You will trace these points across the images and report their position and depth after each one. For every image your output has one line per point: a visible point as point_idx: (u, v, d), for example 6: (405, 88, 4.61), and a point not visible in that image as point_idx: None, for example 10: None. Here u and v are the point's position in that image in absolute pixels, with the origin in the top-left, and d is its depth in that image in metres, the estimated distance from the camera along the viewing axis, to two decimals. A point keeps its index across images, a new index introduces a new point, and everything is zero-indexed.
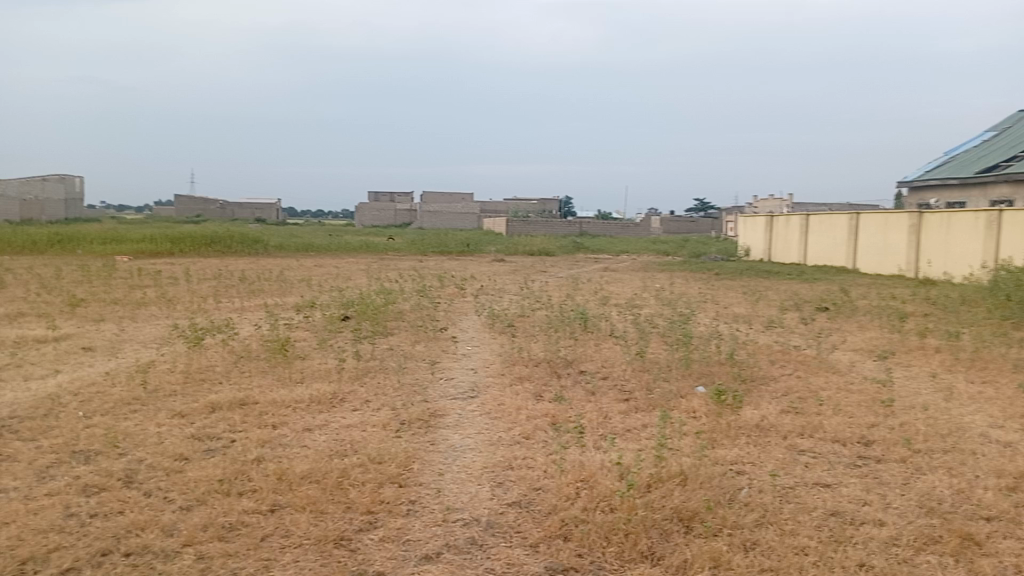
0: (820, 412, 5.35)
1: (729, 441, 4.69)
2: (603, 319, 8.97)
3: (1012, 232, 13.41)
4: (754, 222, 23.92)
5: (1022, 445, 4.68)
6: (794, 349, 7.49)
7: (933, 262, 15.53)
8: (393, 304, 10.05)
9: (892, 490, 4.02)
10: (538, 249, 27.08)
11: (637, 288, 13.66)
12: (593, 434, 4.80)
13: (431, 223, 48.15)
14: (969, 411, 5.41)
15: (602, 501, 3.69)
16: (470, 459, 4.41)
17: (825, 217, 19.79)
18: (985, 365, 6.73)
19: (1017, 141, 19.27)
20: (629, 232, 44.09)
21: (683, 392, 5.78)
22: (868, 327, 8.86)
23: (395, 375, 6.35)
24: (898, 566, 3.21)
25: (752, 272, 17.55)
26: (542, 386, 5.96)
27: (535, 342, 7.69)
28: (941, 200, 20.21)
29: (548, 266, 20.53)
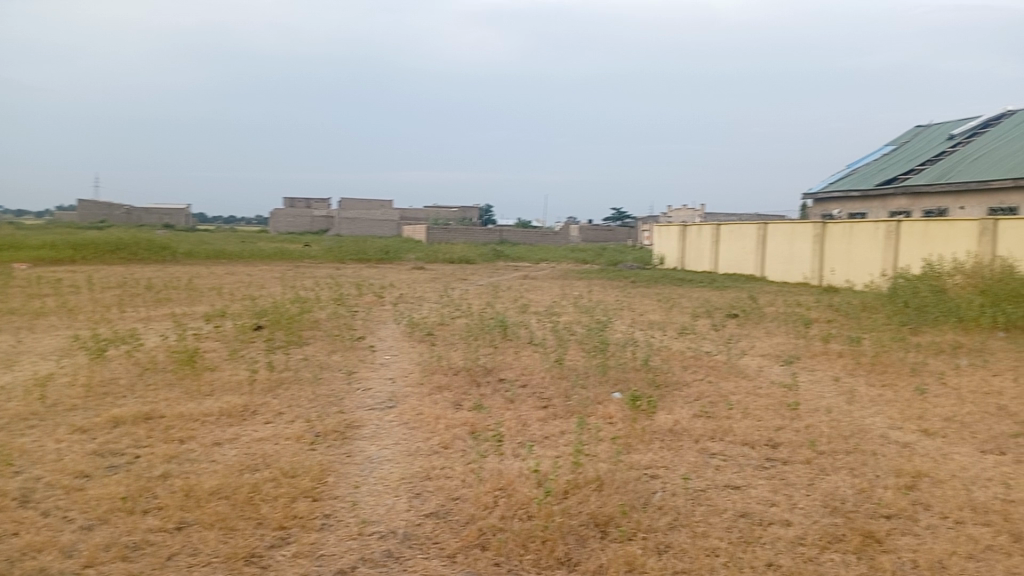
0: (730, 416, 5.51)
1: (643, 446, 4.78)
2: (522, 326, 9.02)
3: (909, 242, 14.16)
4: (668, 232, 24.51)
5: (918, 445, 4.93)
6: (707, 355, 7.71)
7: (836, 270, 16.26)
8: (309, 313, 9.86)
9: (797, 491, 4.17)
10: (458, 257, 27.06)
11: (556, 295, 13.81)
12: (511, 441, 4.80)
13: (349, 230, 47.45)
14: (870, 413, 5.68)
15: (519, 509, 3.69)
16: (387, 471, 4.36)
17: (736, 226, 20.46)
18: (884, 369, 7.08)
19: (913, 156, 20.39)
20: (549, 240, 44.55)
21: (599, 398, 5.86)
22: (776, 333, 9.20)
23: (311, 386, 6.21)
24: (804, 564, 3.33)
25: (667, 280, 17.98)
26: (460, 395, 5.94)
27: (454, 350, 7.66)
28: (843, 211, 21.19)
29: (467, 274, 20.50)
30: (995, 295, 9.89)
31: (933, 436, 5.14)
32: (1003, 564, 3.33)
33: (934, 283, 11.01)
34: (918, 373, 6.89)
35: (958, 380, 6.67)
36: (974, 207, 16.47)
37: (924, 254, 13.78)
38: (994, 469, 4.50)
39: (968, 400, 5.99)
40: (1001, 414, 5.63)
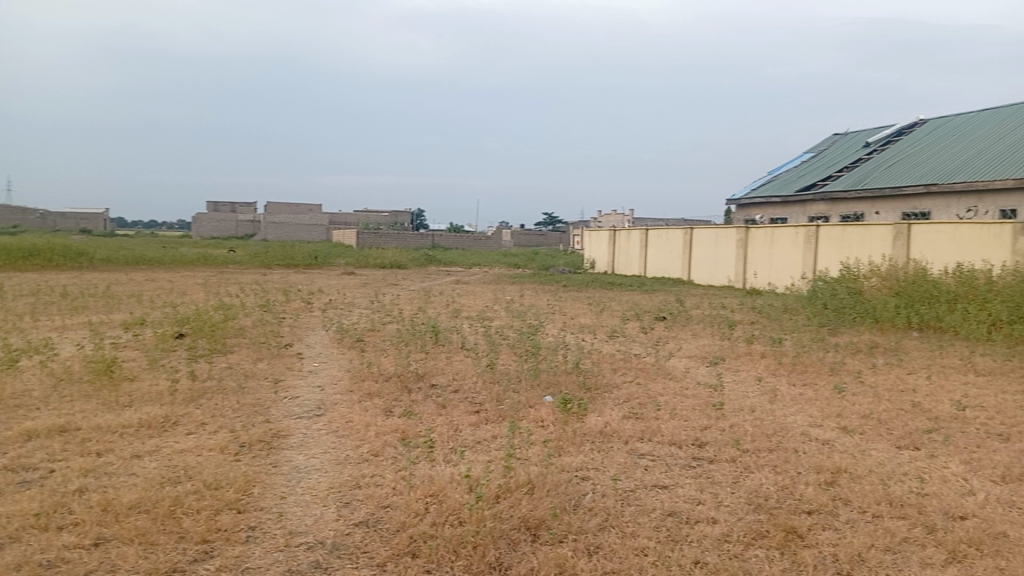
0: (658, 417, 5.61)
1: (575, 448, 4.82)
2: (454, 331, 9.00)
3: (827, 246, 14.71)
4: (598, 237, 24.82)
5: (837, 442, 5.12)
6: (636, 357, 7.84)
7: (758, 274, 16.76)
8: (234, 320, 9.61)
9: (723, 489, 4.27)
10: (389, 261, 26.84)
11: (488, 300, 13.83)
12: (443, 447, 4.78)
13: (276, 235, 46.50)
14: (792, 411, 5.86)
15: (450, 515, 3.67)
16: (315, 480, 4.28)
17: (662, 231, 20.87)
18: (805, 368, 7.34)
19: (831, 163, 21.18)
20: (481, 245, 44.60)
21: (531, 402, 5.89)
22: (703, 335, 9.41)
23: (235, 395, 6.06)
24: (730, 561, 3.41)
25: (598, 284, 18.21)
26: (391, 402, 5.88)
27: (385, 356, 7.58)
28: (765, 216, 21.86)
29: (398, 279, 20.34)
30: (909, 296, 10.34)
31: (851, 433, 5.34)
32: (917, 555, 3.48)
33: (851, 285, 11.48)
34: (837, 372, 7.16)
35: (873, 378, 6.95)
36: (888, 212, 17.21)
37: (841, 257, 14.33)
38: (908, 463, 4.70)
39: (883, 398, 6.25)
40: (914, 410, 5.89)
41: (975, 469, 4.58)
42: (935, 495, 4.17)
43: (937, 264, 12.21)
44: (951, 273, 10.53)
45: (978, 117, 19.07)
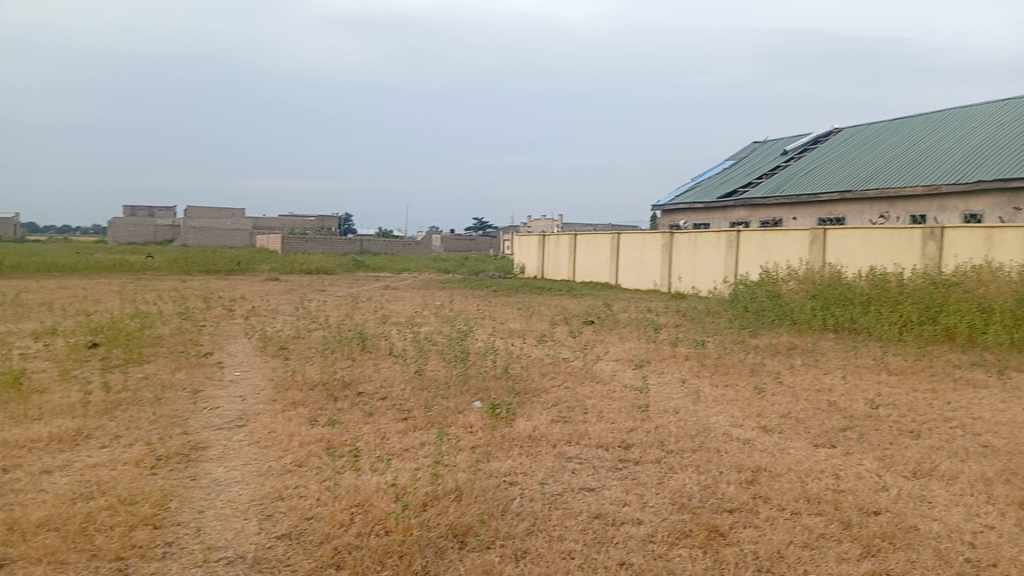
0: (586, 420, 5.67)
1: (503, 454, 4.82)
2: (382, 337, 8.89)
3: (747, 251, 15.14)
4: (527, 241, 24.95)
5: (757, 441, 5.27)
6: (564, 361, 7.89)
7: (683, 278, 17.13)
8: (151, 329, 9.28)
9: (648, 490, 4.34)
10: (315, 267, 26.41)
11: (417, 305, 13.74)
12: (369, 456, 4.72)
13: (197, 239, 45.18)
14: (714, 412, 6.01)
15: (376, 525, 3.62)
16: (236, 493, 4.16)
17: (591, 236, 21.12)
18: (727, 370, 7.53)
19: (750, 170, 21.83)
20: (410, 250, 44.26)
21: (460, 408, 5.86)
22: (629, 339, 9.57)
23: (152, 407, 5.85)
24: (654, 561, 3.46)
25: (527, 288, 18.31)
26: (316, 411, 5.77)
27: (310, 364, 7.44)
28: (689, 221, 22.36)
29: (324, 285, 20.02)
30: (824, 299, 10.73)
31: (771, 432, 5.50)
32: (833, 550, 3.60)
33: (770, 289, 11.86)
34: (757, 373, 7.37)
35: (792, 379, 7.19)
36: (805, 217, 17.85)
37: (761, 261, 14.77)
38: (825, 461, 4.87)
39: (801, 397, 6.46)
40: (831, 409, 6.10)
41: (888, 466, 4.78)
42: (851, 491, 4.34)
43: (851, 268, 12.72)
44: (865, 277, 10.97)
45: (887, 127, 19.98)
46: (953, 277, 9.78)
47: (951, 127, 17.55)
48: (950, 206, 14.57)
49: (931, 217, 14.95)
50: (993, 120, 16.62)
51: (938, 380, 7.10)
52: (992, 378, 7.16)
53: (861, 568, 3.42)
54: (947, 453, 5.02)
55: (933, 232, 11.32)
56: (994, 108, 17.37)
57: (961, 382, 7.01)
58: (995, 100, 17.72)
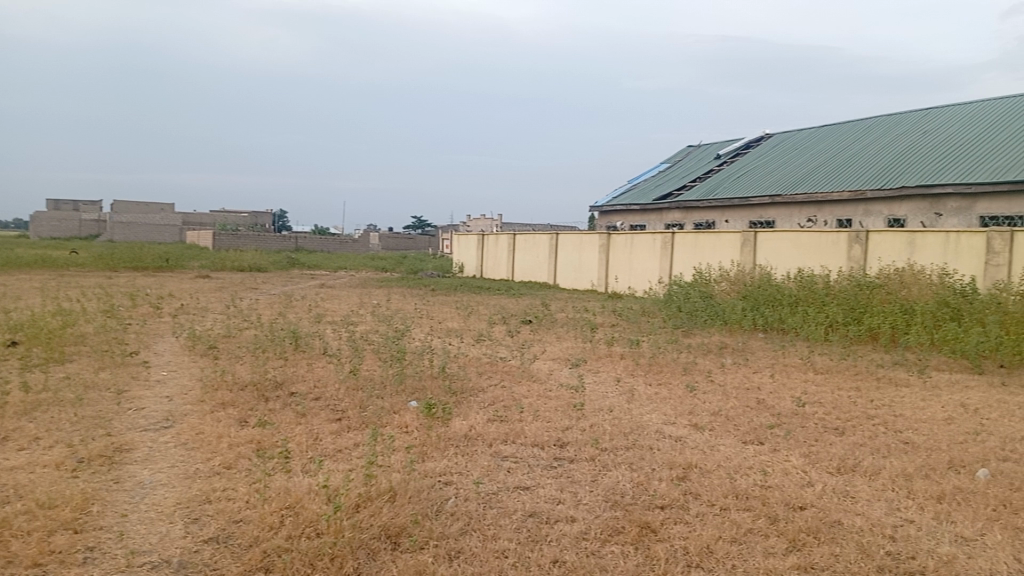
0: (522, 419, 5.69)
1: (438, 454, 4.80)
2: (316, 337, 8.75)
3: (682, 252, 15.41)
4: (466, 240, 24.91)
5: (689, 438, 5.37)
6: (501, 361, 7.90)
7: (619, 278, 17.35)
8: (73, 327, 8.93)
9: (582, 487, 4.38)
10: (249, 265, 25.84)
11: (353, 304, 13.59)
12: (300, 457, 4.63)
13: (123, 235, 43.68)
14: (648, 410, 6.10)
15: (307, 528, 3.56)
16: (162, 495, 4.04)
17: (529, 236, 21.21)
18: (661, 368, 7.66)
19: (685, 173, 22.24)
20: (347, 248, 43.70)
21: (395, 408, 5.81)
22: (566, 338, 9.64)
23: (74, 408, 5.63)
24: (587, 558, 3.50)
25: (466, 288, 18.26)
26: (246, 411, 5.64)
27: (241, 364, 7.27)
28: (625, 223, 22.64)
29: (258, 283, 19.59)
30: (754, 299, 11.02)
31: (702, 430, 5.61)
32: (761, 545, 3.70)
33: (703, 290, 12.13)
34: (689, 372, 7.52)
35: (723, 377, 7.35)
36: (737, 220, 18.30)
37: (695, 263, 15.06)
38: (753, 458, 4.99)
39: (732, 395, 6.61)
40: (760, 407, 6.27)
41: (814, 462, 4.93)
42: (777, 487, 4.46)
43: (780, 269, 13.08)
44: (793, 279, 11.31)
45: (816, 133, 20.64)
46: (877, 279, 10.16)
47: (875, 135, 18.23)
48: (875, 210, 15.13)
49: (857, 221, 15.51)
50: (915, 129, 17.33)
51: (861, 378, 7.36)
52: (912, 376, 7.46)
53: (788, 562, 3.51)
54: (870, 449, 5.20)
55: (858, 236, 11.71)
56: (917, 117, 18.12)
57: (884, 380, 7.28)
58: (917, 110, 18.48)
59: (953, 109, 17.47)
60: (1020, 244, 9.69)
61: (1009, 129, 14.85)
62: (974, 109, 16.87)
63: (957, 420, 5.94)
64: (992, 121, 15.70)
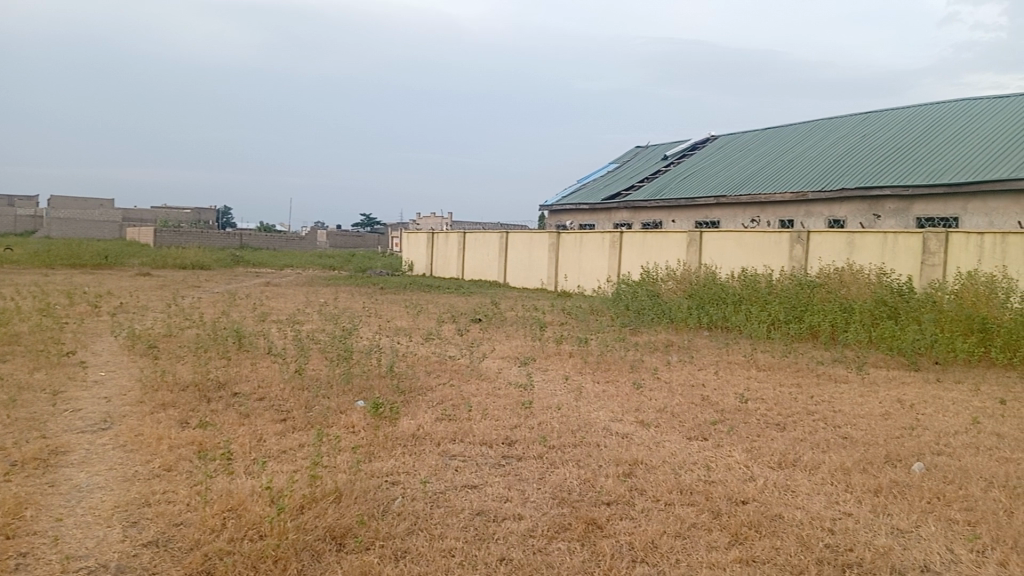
0: (471, 417, 5.68)
1: (385, 453, 4.77)
2: (260, 336, 8.60)
3: (630, 251, 15.58)
4: (416, 239, 24.76)
5: (635, 435, 5.44)
6: (450, 360, 7.88)
7: (568, 276, 17.46)
8: (5, 326, 8.61)
9: (530, 485, 4.40)
10: (191, 262, 25.26)
11: (299, 302, 13.39)
12: (243, 459, 4.56)
13: (60, 231, 42.27)
14: (596, 408, 6.16)
15: (250, 530, 3.51)
16: (100, 499, 3.93)
17: (479, 234, 21.21)
18: (608, 366, 7.74)
19: (634, 174, 22.49)
20: (294, 245, 43.06)
21: (342, 408, 5.75)
22: (515, 336, 9.67)
23: (5, 409, 5.43)
24: (534, 556, 3.52)
25: (415, 286, 18.19)
26: (187, 412, 5.52)
27: (183, 364, 7.11)
28: (575, 222, 22.80)
29: (200, 280, 19.20)
30: (700, 298, 11.21)
31: (648, 426, 5.69)
32: (704, 539, 3.77)
33: (650, 288, 12.31)
34: (636, 369, 7.61)
35: (668, 375, 7.45)
36: (683, 220, 18.57)
37: (642, 262, 15.25)
38: (698, 453, 5.08)
39: (677, 392, 6.72)
40: (704, 403, 6.38)
41: (755, 457, 5.04)
42: (720, 481, 4.55)
43: (725, 268, 13.32)
44: (736, 278, 11.54)
45: (760, 136, 21.07)
46: (817, 279, 10.43)
47: (817, 138, 18.70)
48: (816, 211, 15.53)
49: (798, 221, 15.89)
50: (855, 133, 17.84)
51: (802, 375, 7.54)
52: (850, 373, 7.68)
53: (730, 556, 3.58)
54: (810, 444, 5.34)
55: (800, 236, 12.01)
56: (856, 121, 18.65)
57: (823, 377, 7.49)
58: (856, 114, 19.03)
59: (891, 113, 18.02)
60: (954, 244, 10.05)
61: (945, 134, 15.39)
62: (911, 114, 17.43)
63: (893, 415, 6.13)
64: (928, 125, 16.24)
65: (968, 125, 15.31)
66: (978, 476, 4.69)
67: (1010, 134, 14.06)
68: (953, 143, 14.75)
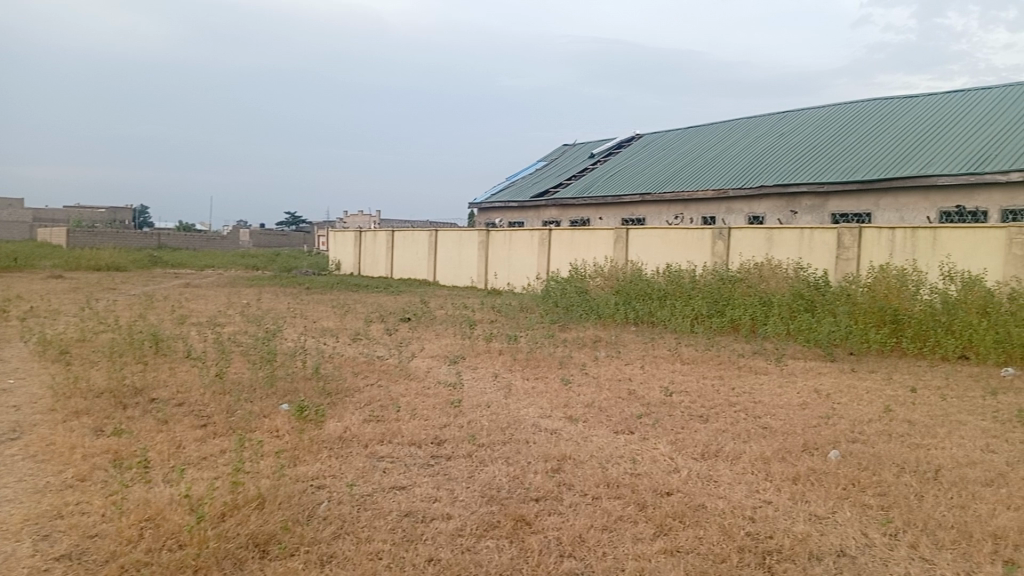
0: (399, 418, 5.64)
1: (311, 457, 4.69)
2: (179, 339, 8.33)
3: (558, 248, 15.72)
4: (343, 238, 24.40)
5: (564, 431, 5.50)
6: (378, 360, 7.79)
7: (498, 274, 17.51)
8: None
9: (459, 484, 4.40)
10: (107, 264, 24.31)
11: (221, 304, 13.03)
12: (162, 467, 4.41)
13: None
14: (525, 404, 6.19)
15: (169, 539, 3.39)
16: (7, 512, 3.75)
17: (408, 232, 21.04)
18: (538, 363, 7.79)
19: (562, 171, 22.69)
20: (215, 245, 41.87)
21: (265, 412, 5.62)
22: (444, 335, 9.63)
23: None
24: (462, 555, 3.51)
25: (342, 286, 17.91)
26: (102, 420, 5.31)
27: (98, 369, 6.83)
28: (504, 219, 22.85)
29: (116, 283, 18.47)
30: (626, 294, 11.39)
31: (576, 422, 5.75)
32: (630, 531, 3.83)
33: (579, 285, 12.45)
34: (565, 366, 7.67)
35: (596, 370, 7.55)
36: (610, 217, 18.84)
37: (571, 259, 15.41)
38: (624, 447, 5.17)
39: (605, 387, 6.81)
40: (631, 397, 6.49)
41: (680, 448, 5.15)
42: (646, 474, 4.63)
43: (650, 264, 13.58)
44: (661, 273, 11.76)
45: (683, 134, 21.54)
46: (738, 274, 10.73)
47: (738, 136, 19.22)
48: (737, 208, 15.98)
49: (720, 218, 16.31)
50: (774, 131, 18.40)
51: (724, 367, 7.75)
52: (770, 364, 7.94)
53: (656, 547, 3.65)
54: (732, 435, 5.49)
55: (721, 232, 12.33)
56: (774, 120, 19.23)
57: (745, 369, 7.70)
58: (775, 113, 19.63)
59: (807, 113, 18.64)
60: (866, 240, 10.48)
61: (857, 133, 16.02)
62: (826, 113, 18.06)
63: (810, 405, 6.36)
64: (842, 125, 16.86)
65: (879, 125, 15.97)
66: (890, 462, 4.90)
67: (918, 133, 14.73)
68: (865, 142, 15.36)
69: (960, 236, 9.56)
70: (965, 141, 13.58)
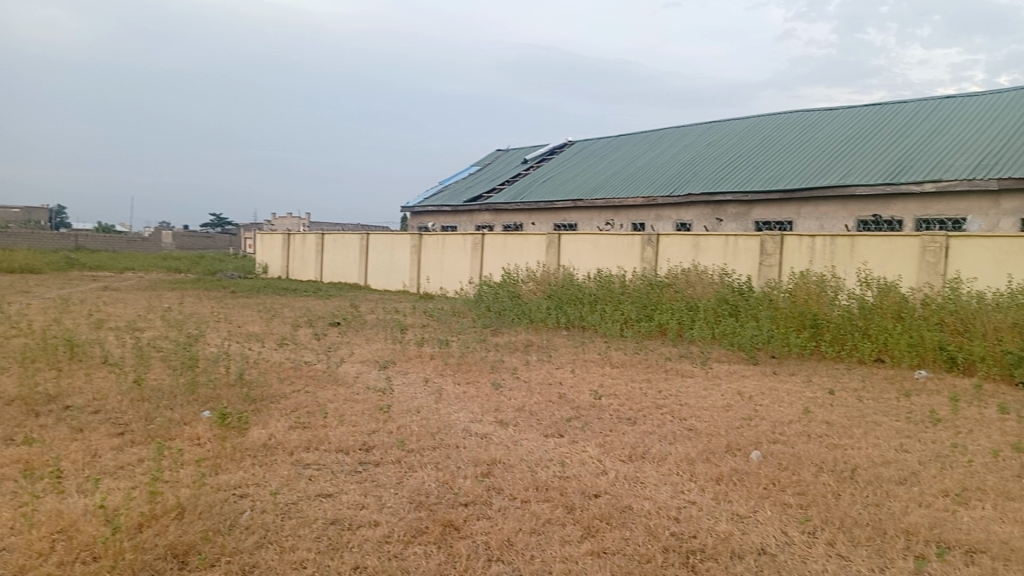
0: (326, 424, 5.55)
1: (233, 465, 4.58)
2: (95, 344, 8.02)
3: (491, 252, 15.74)
4: (272, 240, 23.90)
5: (494, 435, 5.51)
6: (306, 365, 7.66)
7: (431, 278, 17.43)
8: None
9: (387, 490, 4.36)
10: (19, 265, 23.20)
11: (141, 308, 12.59)
12: (76, 477, 4.23)
13: None
14: (455, 409, 6.19)
15: (82, 552, 3.27)
16: None
17: (339, 236, 20.76)
18: (469, 367, 7.78)
19: (494, 177, 22.74)
20: (135, 247, 40.49)
21: (186, 419, 5.46)
22: (374, 339, 9.53)
23: None
24: (389, 562, 3.48)
25: (270, 290, 17.54)
26: (11, 429, 5.06)
27: (7, 376, 6.52)
28: (437, 224, 22.76)
29: (30, 286, 17.64)
30: (558, 299, 11.49)
31: (506, 426, 5.77)
32: (558, 534, 3.86)
33: (511, 289, 12.50)
34: (496, 370, 7.69)
35: (527, 374, 7.59)
36: (543, 223, 18.98)
37: (504, 263, 15.46)
38: (553, 450, 5.21)
39: (535, 391, 6.85)
40: (561, 401, 6.55)
41: (607, 451, 5.23)
42: (574, 477, 4.68)
43: (581, 269, 13.73)
44: (592, 279, 11.91)
45: (614, 142, 21.86)
46: (666, 279, 10.96)
47: (666, 145, 19.64)
48: (665, 215, 16.30)
49: (649, 224, 16.60)
50: (700, 140, 18.87)
51: (652, 371, 7.90)
52: (696, 367, 8.12)
53: (582, 549, 3.70)
54: (658, 437, 5.59)
55: (650, 238, 12.57)
56: (701, 130, 19.71)
57: (672, 372, 7.86)
58: (702, 123, 20.14)
59: (733, 123, 19.17)
60: (788, 247, 10.83)
61: (779, 143, 16.56)
62: (750, 124, 18.62)
63: (733, 407, 6.54)
64: (765, 135, 17.40)
65: (800, 136, 16.55)
66: (809, 462, 5.08)
67: (837, 144, 15.32)
68: (788, 152, 15.88)
69: (876, 244, 9.97)
70: (880, 153, 14.18)
